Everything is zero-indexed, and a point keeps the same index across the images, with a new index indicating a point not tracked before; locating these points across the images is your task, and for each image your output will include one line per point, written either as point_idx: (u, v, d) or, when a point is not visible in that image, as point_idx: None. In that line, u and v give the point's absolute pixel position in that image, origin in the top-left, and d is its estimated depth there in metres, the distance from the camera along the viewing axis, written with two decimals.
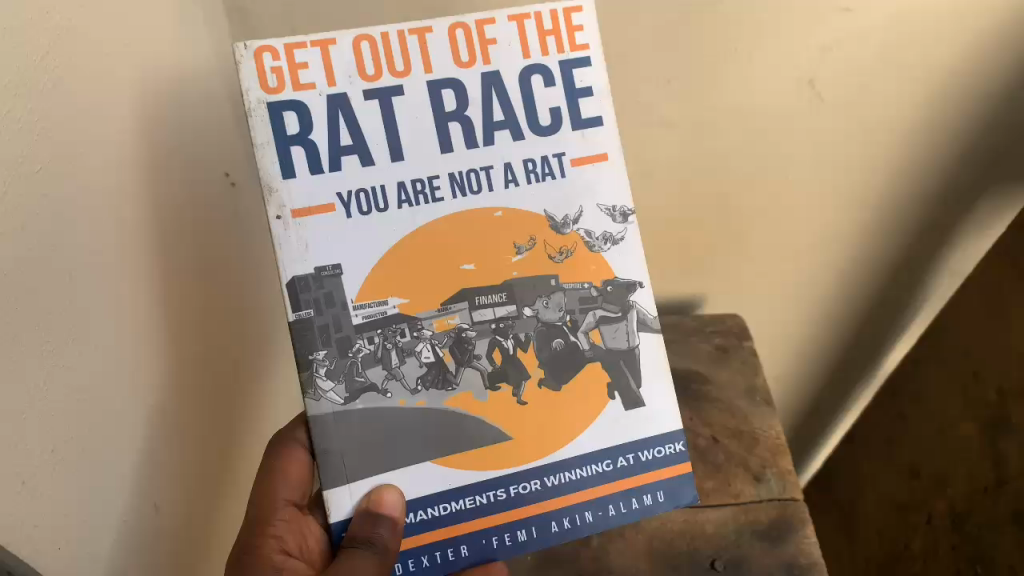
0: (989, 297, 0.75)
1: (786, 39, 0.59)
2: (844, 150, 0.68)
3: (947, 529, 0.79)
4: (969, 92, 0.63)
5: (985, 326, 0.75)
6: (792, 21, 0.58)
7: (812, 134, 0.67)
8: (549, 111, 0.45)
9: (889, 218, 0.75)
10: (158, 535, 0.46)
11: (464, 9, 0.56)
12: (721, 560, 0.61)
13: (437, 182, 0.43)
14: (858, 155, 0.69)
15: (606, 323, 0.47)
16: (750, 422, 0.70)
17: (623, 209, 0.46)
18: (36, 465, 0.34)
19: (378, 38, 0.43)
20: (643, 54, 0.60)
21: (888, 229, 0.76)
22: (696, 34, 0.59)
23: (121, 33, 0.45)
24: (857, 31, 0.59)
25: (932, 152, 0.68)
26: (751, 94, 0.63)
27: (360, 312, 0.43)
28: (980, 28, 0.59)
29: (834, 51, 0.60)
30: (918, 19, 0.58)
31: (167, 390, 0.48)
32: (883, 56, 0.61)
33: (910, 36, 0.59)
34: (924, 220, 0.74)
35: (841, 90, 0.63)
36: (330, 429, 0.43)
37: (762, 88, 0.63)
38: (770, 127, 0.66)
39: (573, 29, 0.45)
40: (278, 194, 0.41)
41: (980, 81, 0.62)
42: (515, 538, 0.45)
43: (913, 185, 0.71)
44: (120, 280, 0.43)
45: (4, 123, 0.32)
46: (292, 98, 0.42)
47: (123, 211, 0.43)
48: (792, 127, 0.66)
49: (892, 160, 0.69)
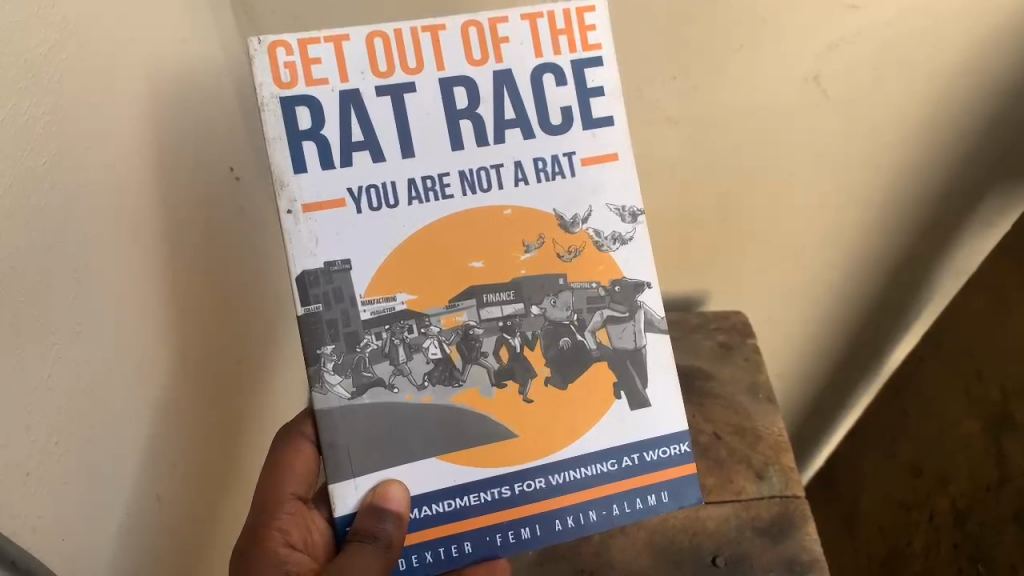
0: (992, 296, 0.75)
1: (790, 38, 0.59)
2: (844, 150, 0.68)
3: (948, 528, 0.78)
4: (972, 91, 0.63)
5: (989, 324, 0.74)
6: (797, 19, 0.58)
7: (812, 134, 0.67)
8: (560, 110, 0.45)
9: (889, 216, 0.74)
10: (160, 529, 0.46)
11: (465, 7, 0.56)
12: (723, 557, 0.61)
13: (447, 179, 0.44)
14: (862, 152, 0.69)
15: (613, 323, 0.47)
16: (753, 419, 0.70)
17: (632, 209, 0.47)
18: (40, 457, 0.35)
19: (391, 34, 0.43)
20: (646, 51, 0.60)
21: (888, 228, 0.76)
22: (699, 32, 0.59)
23: (127, 28, 0.45)
24: (862, 29, 0.59)
25: (932, 151, 0.68)
26: (755, 92, 0.63)
27: (368, 307, 0.43)
28: (985, 27, 0.59)
29: (840, 48, 0.60)
30: (923, 16, 0.58)
31: (171, 380, 0.49)
32: (888, 53, 0.60)
33: (915, 35, 0.59)
34: (924, 218, 0.75)
35: (844, 88, 0.63)
36: (337, 423, 0.43)
37: (766, 86, 0.63)
38: (770, 125, 0.66)
39: (585, 29, 0.45)
40: (289, 188, 0.42)
41: (984, 79, 0.62)
42: (519, 535, 0.45)
43: (915, 184, 0.71)
44: (124, 268, 0.43)
45: (9, 117, 0.33)
46: (305, 92, 0.42)
47: (128, 199, 0.44)
48: (794, 126, 0.66)
49: (894, 160, 0.69)
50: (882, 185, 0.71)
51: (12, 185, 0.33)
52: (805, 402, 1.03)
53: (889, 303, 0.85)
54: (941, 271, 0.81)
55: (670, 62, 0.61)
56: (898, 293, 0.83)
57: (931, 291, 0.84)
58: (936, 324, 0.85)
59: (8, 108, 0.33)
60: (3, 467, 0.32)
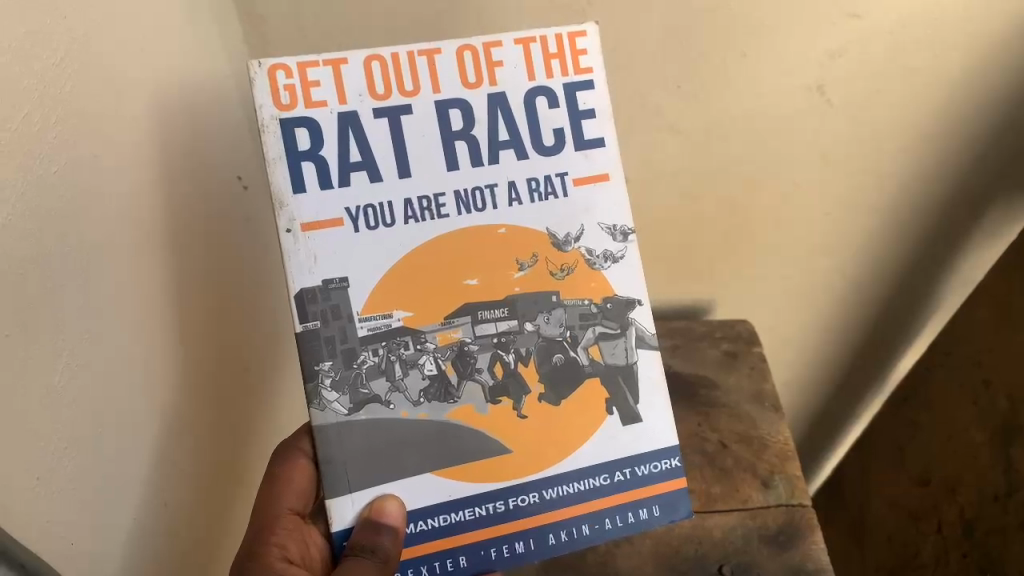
0: (1000, 305, 0.75)
1: (788, 43, 0.60)
2: (847, 155, 0.69)
3: (957, 538, 0.78)
4: (968, 96, 0.65)
5: (996, 337, 0.75)
6: (794, 25, 0.59)
7: (814, 135, 0.68)
8: (552, 131, 0.46)
9: (890, 220, 0.75)
10: (167, 536, 0.47)
11: (470, 14, 0.58)
12: (729, 564, 0.62)
13: (443, 200, 0.45)
14: (863, 156, 0.69)
15: (606, 339, 0.48)
16: (758, 427, 0.71)
17: (623, 228, 0.48)
18: (51, 461, 0.35)
19: (388, 58, 0.44)
20: (650, 54, 0.61)
21: (893, 233, 0.77)
22: (703, 38, 0.60)
23: (139, 38, 0.46)
24: (864, 35, 0.60)
25: (934, 157, 0.69)
26: (761, 98, 0.64)
27: (365, 325, 0.44)
28: (979, 33, 0.60)
29: (844, 54, 0.61)
30: (925, 20, 0.59)
31: (177, 391, 0.49)
32: (890, 58, 0.62)
33: (911, 42, 0.61)
34: (927, 223, 0.75)
35: (849, 95, 0.64)
36: (333, 439, 0.43)
37: (772, 93, 0.64)
38: (769, 127, 0.67)
39: (577, 53, 0.46)
40: (289, 208, 0.43)
41: (983, 85, 0.64)
42: (513, 550, 0.46)
43: (916, 188, 0.72)
44: (133, 272, 0.44)
45: (22, 125, 0.34)
46: (304, 114, 0.43)
47: (139, 206, 0.45)
48: (794, 130, 0.67)
49: (897, 165, 0.70)
50: (885, 189, 0.72)
51: (25, 192, 0.34)
52: (810, 410, 1.04)
53: (893, 310, 0.86)
54: (945, 278, 0.82)
55: (673, 69, 0.62)
56: (902, 301, 0.84)
57: (933, 298, 0.84)
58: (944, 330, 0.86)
59: (20, 118, 0.34)
60: (17, 471, 0.33)
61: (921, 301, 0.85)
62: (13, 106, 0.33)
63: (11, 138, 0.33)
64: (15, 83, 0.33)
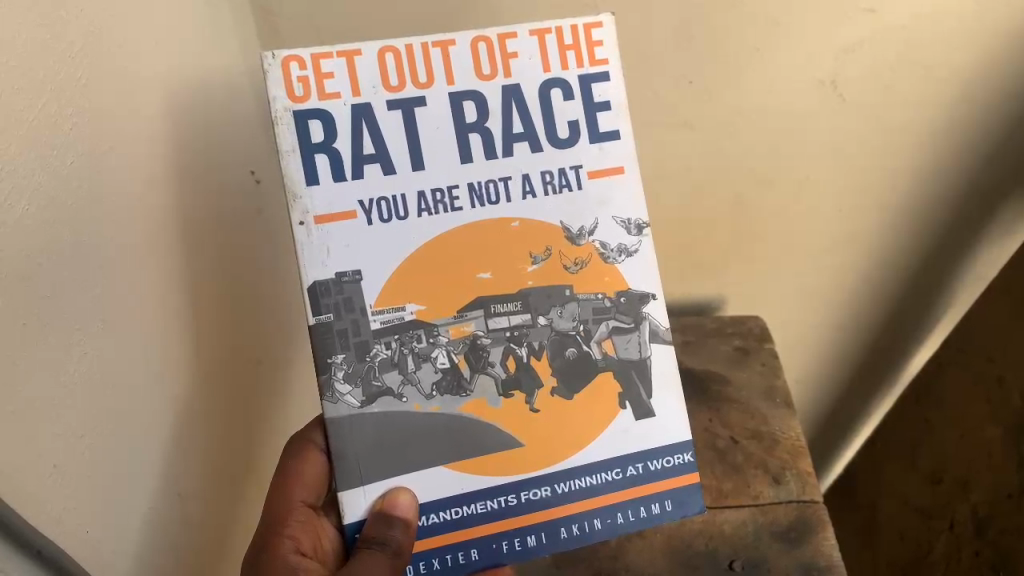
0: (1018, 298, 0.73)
1: (801, 41, 0.60)
2: (862, 152, 0.69)
3: (969, 536, 0.77)
4: (986, 90, 0.64)
5: (1007, 326, 0.74)
6: (810, 21, 0.59)
7: (828, 135, 0.67)
8: (567, 124, 0.46)
9: (905, 216, 0.74)
10: (181, 526, 0.48)
11: (484, 6, 0.58)
12: (739, 561, 0.61)
13: (457, 193, 0.44)
14: (878, 152, 0.69)
15: (619, 333, 0.47)
16: (770, 423, 0.70)
17: (638, 222, 0.47)
18: (69, 449, 0.36)
19: (402, 49, 0.44)
20: (658, 51, 0.60)
21: (907, 230, 0.76)
22: (713, 34, 0.59)
23: (151, 31, 0.46)
24: (879, 31, 0.59)
25: (950, 152, 0.69)
26: (772, 95, 0.64)
27: (378, 318, 0.44)
28: (997, 26, 0.59)
29: (858, 51, 0.61)
30: (933, 21, 0.59)
31: (192, 384, 0.50)
32: (906, 53, 0.61)
33: (930, 36, 0.60)
34: (944, 220, 0.75)
35: (863, 92, 0.64)
36: (346, 431, 0.44)
37: (785, 88, 0.63)
38: (782, 124, 0.66)
39: (592, 45, 0.46)
40: (302, 200, 0.43)
41: (1001, 80, 0.63)
42: (525, 543, 0.46)
43: (931, 185, 0.71)
44: (146, 265, 0.44)
45: (39, 116, 0.34)
46: (318, 106, 0.43)
47: (153, 199, 0.45)
48: (807, 127, 0.67)
49: (910, 161, 0.69)
50: (899, 186, 0.72)
51: (42, 183, 0.34)
52: (822, 409, 1.03)
53: (906, 307, 0.85)
54: (958, 275, 0.81)
55: (684, 65, 0.61)
56: (915, 296, 0.84)
57: (947, 295, 0.84)
58: (955, 328, 0.85)
59: (37, 108, 0.34)
60: (30, 459, 0.33)
61: (933, 300, 0.84)
62: (29, 97, 0.33)
63: (27, 128, 0.33)
64: (30, 73, 0.33)
